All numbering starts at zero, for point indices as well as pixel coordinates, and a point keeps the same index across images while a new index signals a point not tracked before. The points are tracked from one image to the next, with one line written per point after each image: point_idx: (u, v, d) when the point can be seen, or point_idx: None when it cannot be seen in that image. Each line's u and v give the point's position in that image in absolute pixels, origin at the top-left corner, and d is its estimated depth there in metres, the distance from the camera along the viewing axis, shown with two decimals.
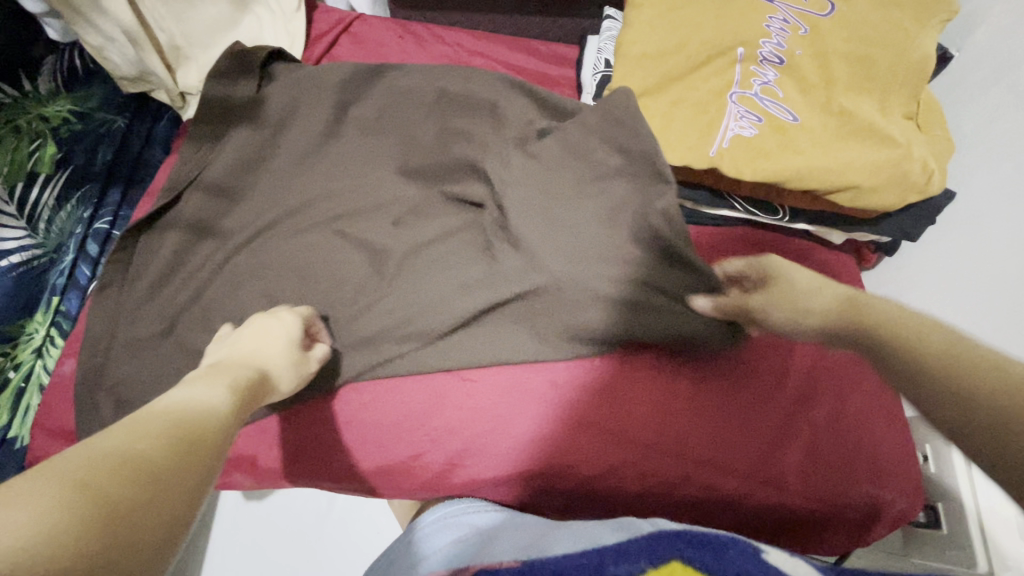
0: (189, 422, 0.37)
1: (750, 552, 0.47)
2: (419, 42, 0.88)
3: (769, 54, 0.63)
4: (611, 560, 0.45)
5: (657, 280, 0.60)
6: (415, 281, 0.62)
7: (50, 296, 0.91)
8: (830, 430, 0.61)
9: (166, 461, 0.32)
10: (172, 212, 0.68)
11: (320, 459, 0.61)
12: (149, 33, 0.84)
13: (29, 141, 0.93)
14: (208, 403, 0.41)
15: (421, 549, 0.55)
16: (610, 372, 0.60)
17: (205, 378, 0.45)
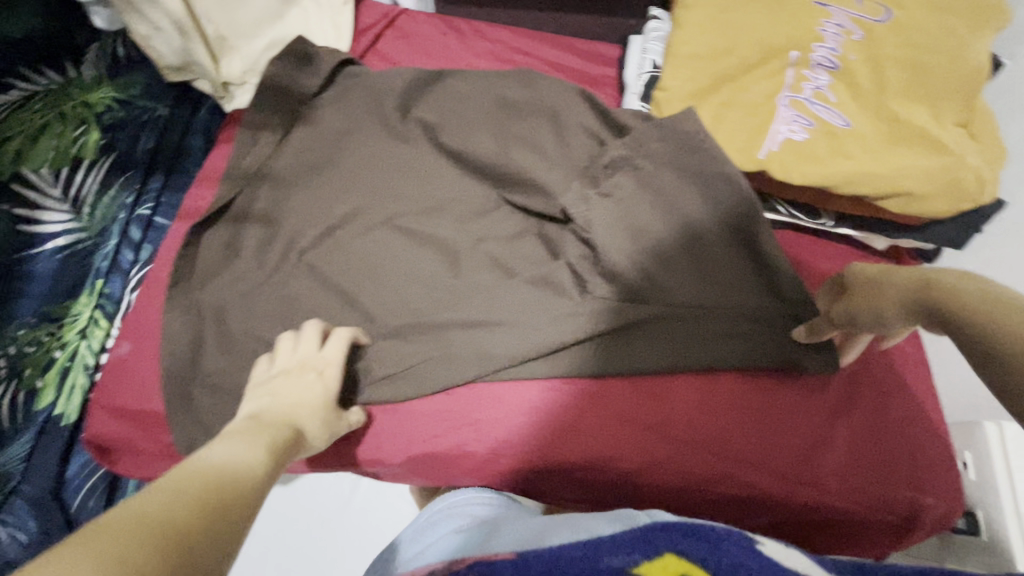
0: (225, 484, 0.38)
1: (748, 546, 0.47)
2: (462, 38, 0.89)
3: (823, 58, 0.63)
4: (604, 551, 0.45)
5: (691, 291, 0.64)
6: (474, 272, 0.70)
7: (94, 279, 0.94)
8: (870, 434, 0.62)
9: (199, 520, 0.33)
10: (246, 207, 0.75)
11: (382, 441, 0.66)
12: (197, 24, 0.86)
13: (74, 127, 0.99)
14: (244, 466, 0.43)
15: (429, 535, 0.60)
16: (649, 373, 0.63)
17: (244, 438, 0.48)
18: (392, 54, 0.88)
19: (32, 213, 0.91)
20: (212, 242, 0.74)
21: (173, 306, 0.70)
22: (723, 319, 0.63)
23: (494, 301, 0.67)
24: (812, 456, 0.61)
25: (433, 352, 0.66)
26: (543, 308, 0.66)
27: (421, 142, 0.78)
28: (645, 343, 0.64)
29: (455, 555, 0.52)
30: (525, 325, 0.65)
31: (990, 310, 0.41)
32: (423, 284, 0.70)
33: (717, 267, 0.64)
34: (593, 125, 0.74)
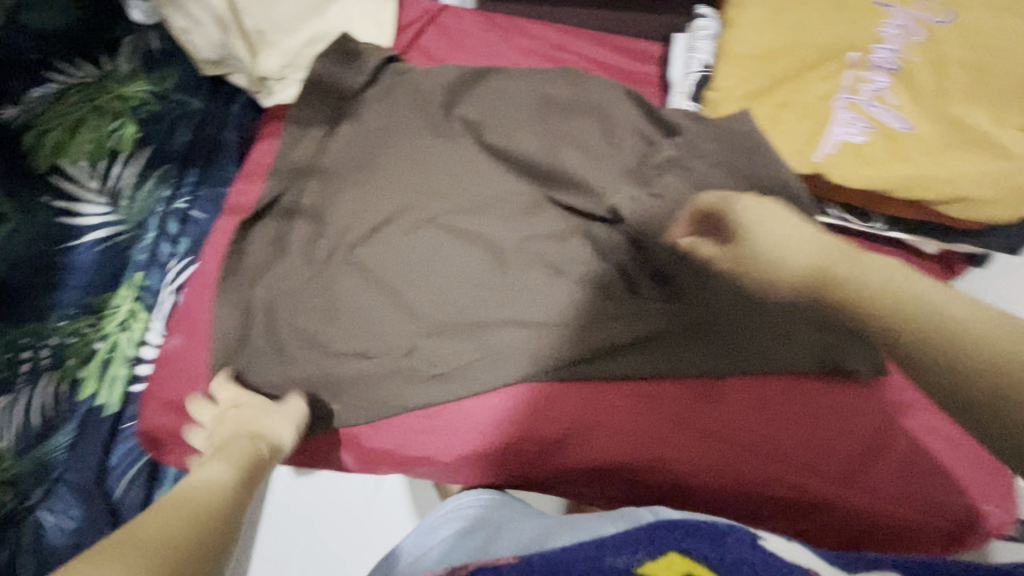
0: (196, 507, 0.47)
1: (748, 538, 0.50)
2: (503, 35, 0.89)
3: (883, 60, 0.62)
4: (610, 552, 0.49)
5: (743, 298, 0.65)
6: (520, 270, 0.70)
7: (133, 272, 0.94)
8: (921, 438, 0.63)
9: (178, 537, 0.42)
10: (293, 204, 0.76)
11: (429, 437, 0.67)
12: (237, 18, 0.87)
13: (111, 120, 0.95)
14: (212, 488, 0.52)
15: (428, 541, 0.62)
16: (702, 375, 0.64)
17: (214, 465, 0.56)
18: (434, 50, 0.90)
19: (73, 206, 0.87)
20: (259, 238, 0.74)
21: (224, 301, 0.71)
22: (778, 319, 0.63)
23: (541, 303, 0.68)
24: (863, 460, 0.61)
25: (482, 351, 0.67)
26: (597, 311, 0.67)
27: (462, 138, 0.78)
28: (695, 345, 0.64)
29: (464, 560, 0.55)
30: (573, 325, 0.66)
31: (867, 289, 0.56)
32: (470, 283, 0.70)
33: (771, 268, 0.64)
34: (641, 125, 0.74)
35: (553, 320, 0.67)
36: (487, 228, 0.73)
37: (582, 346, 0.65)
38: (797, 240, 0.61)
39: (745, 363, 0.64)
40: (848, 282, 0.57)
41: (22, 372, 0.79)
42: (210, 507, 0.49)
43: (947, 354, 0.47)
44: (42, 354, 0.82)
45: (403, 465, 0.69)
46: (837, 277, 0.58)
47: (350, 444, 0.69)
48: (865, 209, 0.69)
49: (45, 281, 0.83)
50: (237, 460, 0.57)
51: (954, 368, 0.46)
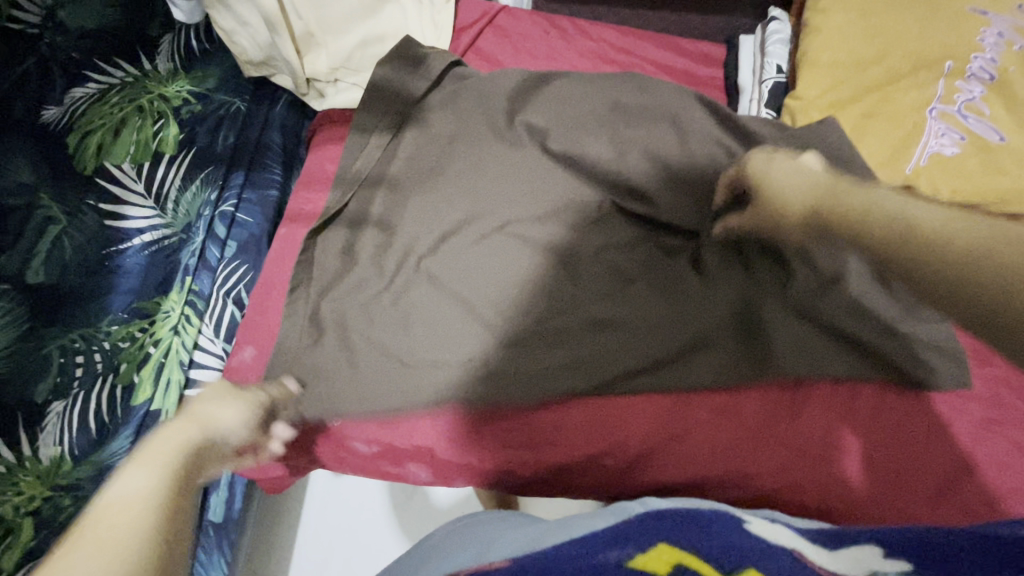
0: (118, 529, 0.40)
1: (736, 525, 0.52)
2: (565, 37, 0.90)
3: (979, 70, 0.61)
4: (602, 547, 0.50)
5: (827, 316, 0.65)
6: (591, 278, 0.70)
7: (183, 276, 0.92)
8: (1009, 454, 0.61)
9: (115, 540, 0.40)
10: (361, 212, 0.75)
11: (500, 447, 0.66)
12: (286, 18, 0.83)
13: (154, 121, 1.01)
14: (135, 502, 0.43)
15: (426, 554, 0.63)
16: (790, 389, 0.64)
17: (146, 461, 0.48)
18: (494, 52, 0.90)
19: (118, 209, 0.94)
20: (329, 246, 0.73)
21: (292, 314, 0.71)
22: (851, 315, 0.65)
23: (615, 310, 0.67)
24: (953, 477, 0.60)
25: (560, 366, 0.65)
26: (680, 316, 0.66)
27: (524, 144, 0.76)
28: (774, 351, 0.64)
29: (455, 569, 0.54)
30: (648, 335, 0.66)
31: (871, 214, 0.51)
32: (545, 294, 0.69)
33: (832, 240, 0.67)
34: (711, 133, 0.74)
35: (629, 330, 0.66)
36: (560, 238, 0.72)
37: (662, 353, 0.65)
38: (795, 182, 0.58)
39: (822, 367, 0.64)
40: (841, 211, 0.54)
41: (76, 376, 0.81)
42: (154, 528, 0.41)
43: (941, 274, 0.44)
44: (95, 359, 0.83)
45: (466, 466, 0.68)
46: (834, 209, 0.54)
47: (420, 455, 0.68)
48: None
49: (96, 285, 0.88)
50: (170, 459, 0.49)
51: (968, 271, 0.43)
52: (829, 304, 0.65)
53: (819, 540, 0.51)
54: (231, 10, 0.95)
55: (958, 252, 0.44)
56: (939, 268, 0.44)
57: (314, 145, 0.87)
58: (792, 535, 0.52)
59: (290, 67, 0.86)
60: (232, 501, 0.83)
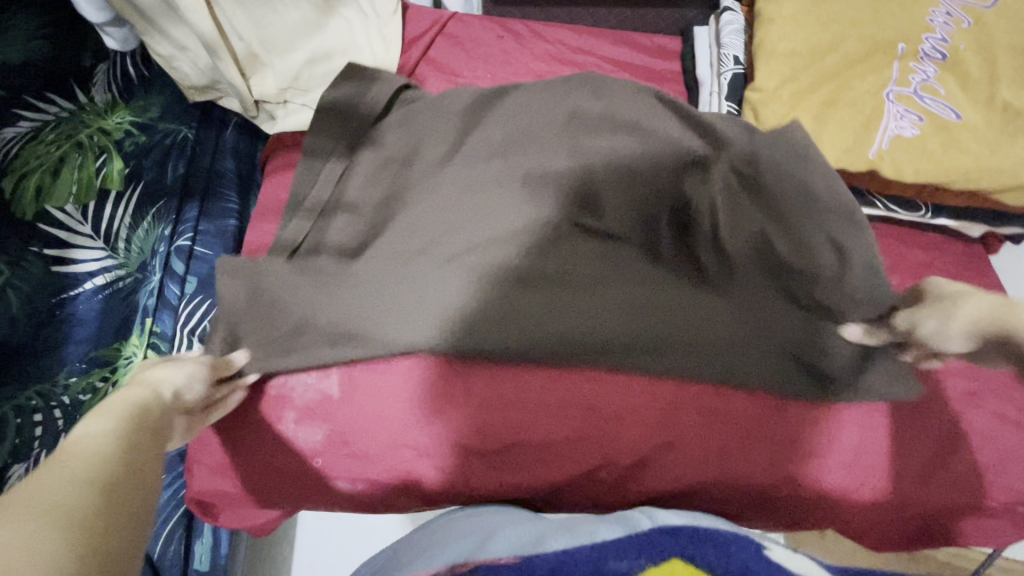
0: (45, 496, 0.35)
1: (751, 547, 0.51)
2: (519, 41, 0.89)
3: (931, 50, 0.62)
4: (613, 555, 0.49)
5: (802, 293, 0.63)
6: (570, 289, 0.63)
7: (144, 318, 0.87)
8: (991, 427, 0.63)
9: (99, 473, 0.39)
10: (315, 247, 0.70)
11: (468, 409, 0.62)
12: (225, 41, 0.78)
13: (95, 156, 0.96)
14: (70, 477, 0.37)
15: (417, 546, 0.60)
16: (782, 391, 0.62)
17: (99, 424, 0.46)
18: (448, 63, 0.88)
19: (65, 253, 0.88)
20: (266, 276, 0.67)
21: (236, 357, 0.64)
22: (820, 287, 0.63)
23: (575, 254, 0.64)
24: (944, 456, 0.62)
25: (524, 343, 0.61)
26: (644, 296, 0.63)
27: (478, 158, 0.71)
28: (734, 329, 0.62)
29: (457, 556, 0.53)
30: (602, 286, 0.63)
31: None
32: (506, 278, 0.62)
33: (792, 180, 0.64)
34: (680, 129, 0.69)
35: (585, 282, 0.63)
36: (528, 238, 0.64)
37: (626, 322, 0.61)
38: (967, 302, 0.56)
39: (780, 357, 0.62)
40: None
41: (36, 435, 0.75)
42: (108, 480, 0.39)
43: None
44: (56, 416, 0.78)
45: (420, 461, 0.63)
46: None
47: (407, 490, 0.66)
48: (913, 198, 0.68)
49: (50, 336, 0.83)
50: (121, 420, 0.47)
51: None
52: (777, 264, 0.63)
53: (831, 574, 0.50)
54: (166, 35, 0.90)
55: None
56: None
57: (268, 173, 0.83)
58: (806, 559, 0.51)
59: (236, 92, 0.81)
60: (218, 547, 0.78)
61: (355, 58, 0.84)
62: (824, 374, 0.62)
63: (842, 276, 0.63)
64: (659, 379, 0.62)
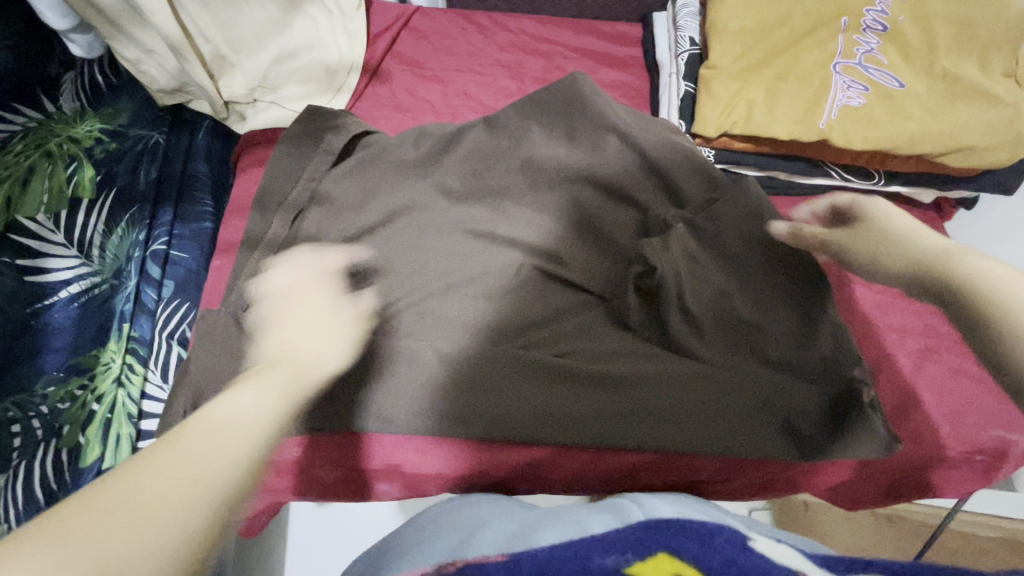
0: (132, 513, 0.30)
1: (740, 543, 0.43)
2: (483, 33, 0.90)
3: (872, 22, 0.65)
4: (597, 551, 0.41)
5: (751, 283, 0.65)
6: (523, 302, 0.66)
7: (120, 324, 0.87)
8: (945, 380, 0.66)
9: (194, 484, 0.33)
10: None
11: (431, 407, 0.61)
12: (191, 43, 0.77)
13: (64, 165, 0.95)
14: (165, 495, 0.31)
15: (410, 544, 0.56)
16: (749, 374, 0.62)
17: (188, 454, 0.34)
18: (414, 56, 0.89)
19: (37, 262, 0.87)
20: (247, 269, 0.70)
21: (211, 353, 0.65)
22: (785, 344, 0.63)
23: (522, 277, 0.68)
24: (902, 410, 0.64)
25: (477, 356, 0.62)
26: (586, 308, 0.67)
27: (430, 197, 0.73)
28: (709, 391, 0.61)
29: (434, 560, 0.48)
30: (552, 301, 0.67)
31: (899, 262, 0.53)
32: (474, 361, 0.62)
33: (747, 241, 0.66)
34: (640, 186, 0.70)
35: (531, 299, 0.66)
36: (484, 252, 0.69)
37: (599, 405, 0.61)
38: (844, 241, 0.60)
39: (756, 427, 0.61)
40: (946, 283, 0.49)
41: (14, 446, 0.74)
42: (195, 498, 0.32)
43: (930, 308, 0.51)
44: (35, 426, 0.76)
45: (404, 449, 0.63)
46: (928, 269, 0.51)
47: (389, 475, 0.65)
48: (866, 166, 0.70)
49: (24, 347, 0.81)
50: (210, 471, 0.33)
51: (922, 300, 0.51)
52: (726, 253, 0.66)
53: (831, 568, 0.41)
54: (133, 40, 0.91)
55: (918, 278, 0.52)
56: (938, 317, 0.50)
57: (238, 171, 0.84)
58: (802, 557, 0.43)
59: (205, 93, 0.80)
60: None
61: (321, 55, 0.85)
62: (782, 361, 0.63)
63: (808, 332, 0.63)
64: (619, 374, 0.62)
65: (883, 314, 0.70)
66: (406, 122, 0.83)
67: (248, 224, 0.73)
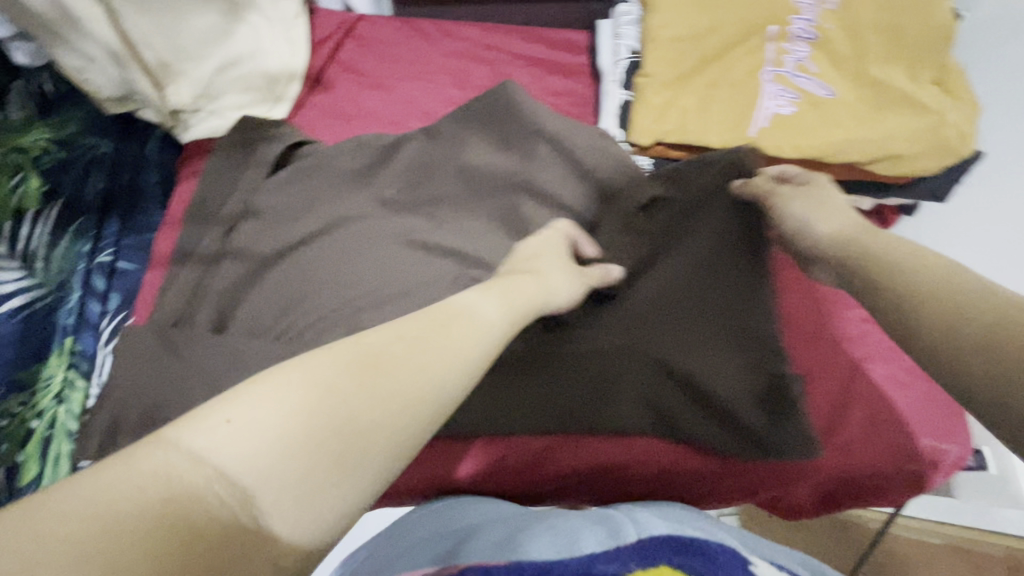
0: (392, 393, 0.35)
1: (739, 562, 0.42)
2: (428, 40, 0.89)
3: (802, 30, 0.64)
4: (599, 560, 0.41)
5: (687, 281, 0.63)
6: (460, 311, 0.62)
7: (62, 338, 0.82)
8: (881, 389, 0.66)
9: (430, 368, 0.38)
10: (189, 312, 0.68)
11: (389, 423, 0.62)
12: (133, 52, 0.76)
13: (11, 174, 0.85)
14: (410, 386, 0.36)
15: (394, 545, 0.53)
16: (682, 378, 0.60)
17: (422, 355, 0.38)
18: (358, 64, 0.88)
19: None
20: (179, 282, 0.69)
21: (136, 370, 0.63)
22: (721, 346, 0.61)
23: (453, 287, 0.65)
24: (835, 420, 0.64)
25: None
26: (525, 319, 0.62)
27: (368, 208, 0.72)
28: (641, 394, 0.61)
29: (428, 560, 0.46)
30: None
31: (857, 245, 0.52)
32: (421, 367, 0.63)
33: (694, 244, 0.63)
34: (572, 191, 0.69)
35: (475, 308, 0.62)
36: (419, 260, 0.67)
37: (529, 410, 0.62)
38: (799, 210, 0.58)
39: (690, 430, 0.62)
40: (884, 265, 0.48)
41: None
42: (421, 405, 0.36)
43: (892, 289, 0.45)
44: None
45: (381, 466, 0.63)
46: (866, 242, 0.52)
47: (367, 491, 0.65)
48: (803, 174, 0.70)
49: None
50: (453, 364, 0.39)
51: (872, 283, 0.48)
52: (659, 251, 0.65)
53: None
54: None
55: (866, 263, 0.50)
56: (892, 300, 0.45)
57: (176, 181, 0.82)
58: None
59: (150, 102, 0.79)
60: None
61: (262, 63, 0.84)
62: (719, 362, 0.61)
63: (749, 329, 0.61)
64: (547, 381, 0.62)
65: (829, 319, 0.69)
66: (346, 131, 0.82)
67: (181, 237, 0.72)
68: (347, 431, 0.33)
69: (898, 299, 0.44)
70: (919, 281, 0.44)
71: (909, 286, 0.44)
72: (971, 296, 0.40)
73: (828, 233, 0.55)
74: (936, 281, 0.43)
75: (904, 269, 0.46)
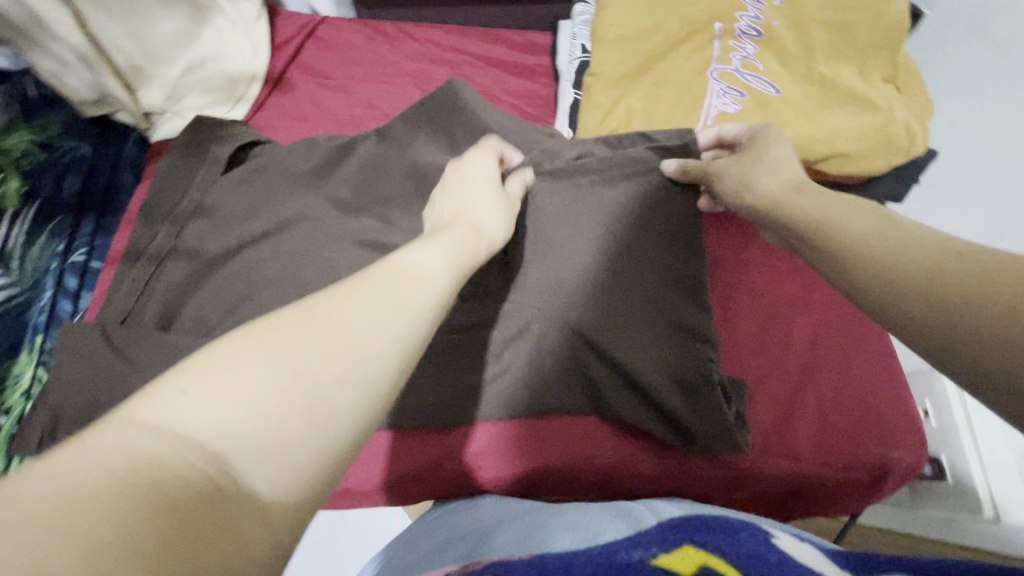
0: (348, 345, 0.32)
1: (762, 537, 0.37)
2: (389, 42, 0.90)
3: (746, 28, 0.64)
4: (622, 547, 0.35)
5: (640, 274, 0.60)
6: None
7: (33, 335, 0.78)
8: (831, 394, 0.65)
9: (386, 316, 0.34)
10: (138, 310, 0.68)
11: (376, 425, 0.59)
12: (104, 54, 0.76)
13: None
14: (363, 334, 0.33)
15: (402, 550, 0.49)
16: (633, 374, 0.58)
17: (368, 305, 0.34)
18: (319, 65, 0.89)
19: None
20: (129, 279, 0.70)
21: (80, 365, 0.64)
22: (671, 344, 0.60)
23: None
24: (780, 422, 0.63)
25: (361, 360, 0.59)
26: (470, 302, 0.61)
27: (320, 208, 0.71)
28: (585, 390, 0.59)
29: (442, 559, 0.42)
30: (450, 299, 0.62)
31: (809, 207, 0.50)
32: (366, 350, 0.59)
33: (649, 241, 0.61)
34: None
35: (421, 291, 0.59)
36: (362, 258, 0.67)
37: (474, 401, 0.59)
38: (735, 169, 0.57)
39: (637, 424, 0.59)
40: (833, 228, 0.47)
41: None
42: (387, 365, 0.33)
43: (867, 252, 0.44)
44: None
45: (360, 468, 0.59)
46: (812, 188, 0.52)
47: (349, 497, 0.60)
48: None
49: None
50: (413, 310, 0.36)
51: (856, 237, 0.45)
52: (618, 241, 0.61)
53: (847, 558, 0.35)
54: None
55: (821, 215, 0.49)
56: (859, 262, 0.44)
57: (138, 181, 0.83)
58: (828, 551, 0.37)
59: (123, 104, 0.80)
60: None
61: (227, 65, 0.85)
62: (669, 357, 0.59)
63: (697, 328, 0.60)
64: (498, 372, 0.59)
65: (775, 324, 0.68)
66: (303, 131, 0.82)
67: (133, 235, 0.73)
68: (309, 391, 0.29)
69: (885, 263, 0.42)
70: (899, 240, 0.43)
71: (883, 250, 0.43)
72: (957, 256, 0.39)
73: (778, 195, 0.53)
74: (904, 235, 0.43)
75: (879, 225, 0.45)
